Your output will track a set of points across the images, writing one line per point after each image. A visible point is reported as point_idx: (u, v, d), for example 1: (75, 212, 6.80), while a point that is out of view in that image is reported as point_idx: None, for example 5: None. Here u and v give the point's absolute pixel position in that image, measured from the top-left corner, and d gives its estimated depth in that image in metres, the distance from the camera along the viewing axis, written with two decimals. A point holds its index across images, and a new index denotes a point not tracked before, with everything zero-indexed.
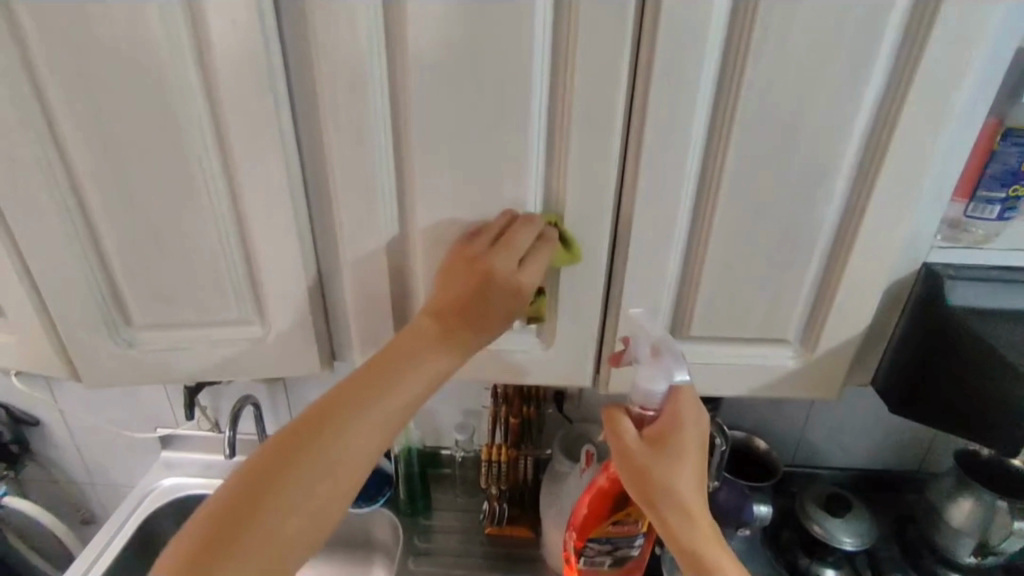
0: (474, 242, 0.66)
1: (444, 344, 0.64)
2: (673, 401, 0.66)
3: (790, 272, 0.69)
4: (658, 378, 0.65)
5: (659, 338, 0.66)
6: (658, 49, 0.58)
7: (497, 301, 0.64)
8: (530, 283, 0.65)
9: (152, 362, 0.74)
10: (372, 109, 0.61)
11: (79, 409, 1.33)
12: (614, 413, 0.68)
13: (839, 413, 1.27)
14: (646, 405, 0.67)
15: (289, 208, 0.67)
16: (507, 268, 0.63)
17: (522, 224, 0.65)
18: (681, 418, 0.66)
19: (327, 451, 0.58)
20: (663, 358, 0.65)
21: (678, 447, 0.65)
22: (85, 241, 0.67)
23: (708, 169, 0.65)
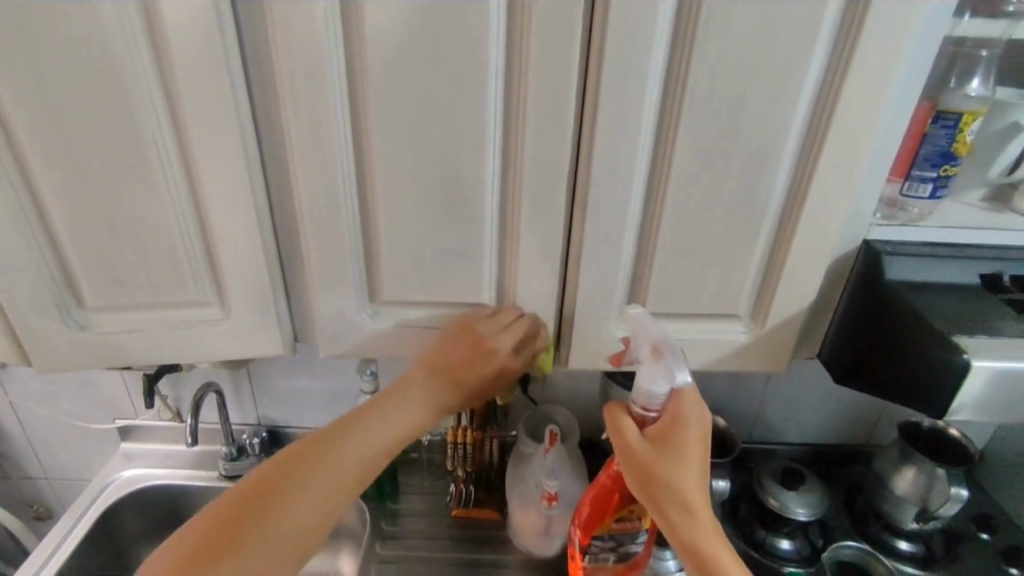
0: (480, 323, 0.74)
1: (427, 388, 0.76)
2: (676, 402, 0.69)
3: (740, 249, 0.72)
4: (660, 377, 0.66)
5: (660, 339, 0.66)
6: (610, 30, 0.59)
7: (496, 390, 0.79)
8: (521, 364, 0.76)
9: (106, 344, 0.73)
10: (329, 87, 0.61)
11: (32, 401, 1.29)
12: (616, 413, 0.71)
13: (793, 390, 1.32)
14: (648, 405, 0.69)
15: (246, 187, 0.66)
16: (502, 349, 0.73)
17: (519, 321, 0.74)
18: (684, 418, 0.68)
19: (311, 477, 0.70)
20: (665, 360, 0.66)
21: (682, 446, 0.68)
22: (32, 220, 0.65)
23: (660, 151, 0.67)
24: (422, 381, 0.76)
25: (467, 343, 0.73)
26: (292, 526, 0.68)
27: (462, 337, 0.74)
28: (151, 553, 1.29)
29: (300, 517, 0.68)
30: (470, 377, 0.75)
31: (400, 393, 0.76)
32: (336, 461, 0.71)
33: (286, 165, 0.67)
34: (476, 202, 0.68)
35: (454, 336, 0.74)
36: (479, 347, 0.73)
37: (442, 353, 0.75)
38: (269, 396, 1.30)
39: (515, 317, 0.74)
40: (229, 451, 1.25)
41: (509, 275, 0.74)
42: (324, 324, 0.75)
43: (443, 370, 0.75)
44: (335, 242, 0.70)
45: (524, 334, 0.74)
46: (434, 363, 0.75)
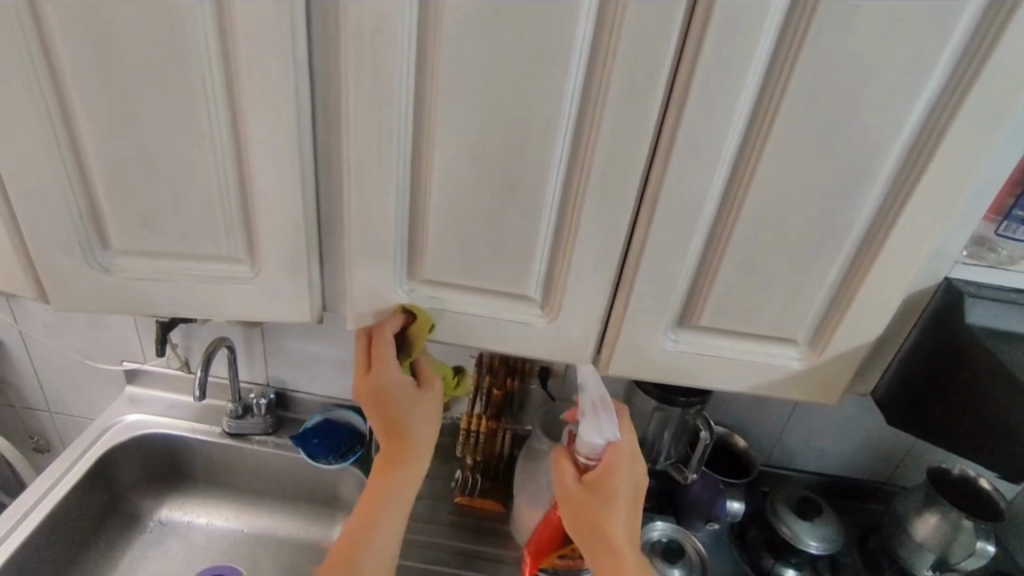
0: (363, 368, 0.74)
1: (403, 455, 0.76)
2: (610, 454, 0.71)
3: (812, 272, 0.66)
4: (598, 431, 0.70)
5: (598, 397, 0.70)
6: (714, 19, 0.53)
7: (414, 403, 0.75)
8: (395, 382, 0.73)
9: (128, 289, 0.69)
10: (397, 45, 0.56)
11: (42, 332, 1.26)
12: (560, 457, 0.74)
13: (821, 422, 1.25)
14: (585, 454, 0.72)
15: (294, 144, 0.61)
16: (393, 379, 0.73)
17: (383, 328, 0.72)
18: (618, 469, 0.71)
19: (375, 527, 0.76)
20: (598, 415, 0.70)
21: (612, 492, 0.70)
22: (65, 152, 0.61)
23: (746, 153, 0.60)
24: (381, 479, 0.77)
25: (363, 380, 0.73)
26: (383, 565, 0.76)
27: (361, 377, 0.74)
28: (146, 501, 1.27)
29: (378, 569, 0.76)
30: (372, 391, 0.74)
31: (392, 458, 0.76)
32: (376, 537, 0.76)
33: (338, 121, 0.61)
34: (538, 187, 0.63)
35: (365, 397, 0.73)
36: (397, 394, 0.74)
37: (375, 412, 0.75)
38: (281, 358, 1.27)
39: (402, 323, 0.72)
40: (235, 409, 1.25)
41: (560, 269, 0.69)
42: (357, 295, 0.71)
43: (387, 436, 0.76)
44: (378, 211, 0.65)
45: (384, 343, 0.72)
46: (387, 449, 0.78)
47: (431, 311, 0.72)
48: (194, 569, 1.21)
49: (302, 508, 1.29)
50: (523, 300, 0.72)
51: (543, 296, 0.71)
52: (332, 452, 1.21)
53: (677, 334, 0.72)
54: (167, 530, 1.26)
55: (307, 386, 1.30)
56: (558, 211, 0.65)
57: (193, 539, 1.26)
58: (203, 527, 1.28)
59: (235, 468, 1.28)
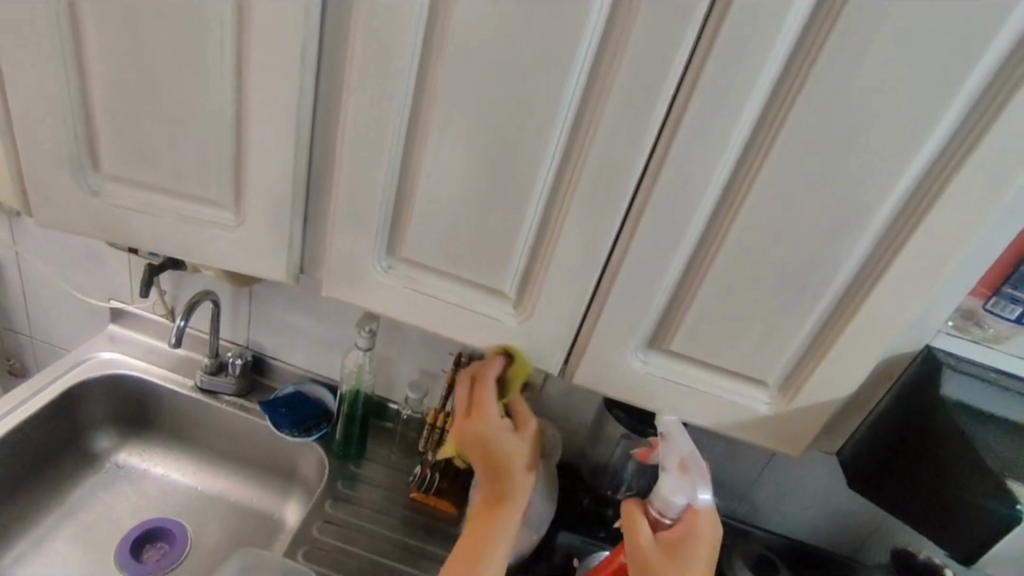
0: (467, 404, 0.81)
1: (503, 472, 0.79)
2: (691, 515, 0.69)
3: (789, 315, 0.65)
4: (680, 490, 0.69)
5: (687, 454, 0.70)
6: (720, 41, 0.53)
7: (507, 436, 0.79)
8: (493, 415, 0.79)
9: (111, 215, 0.69)
10: (408, 17, 0.56)
11: (36, 257, 1.27)
12: (633, 510, 0.72)
13: (798, 487, 1.17)
14: (664, 511, 0.70)
15: (293, 100, 0.61)
16: (487, 418, 0.78)
17: (490, 363, 0.80)
18: (697, 532, 0.68)
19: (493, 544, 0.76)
20: (688, 473, 0.69)
21: (691, 557, 0.67)
22: (72, 70, 0.62)
23: (739, 177, 0.59)
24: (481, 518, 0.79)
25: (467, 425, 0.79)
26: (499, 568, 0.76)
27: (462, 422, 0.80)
28: (106, 441, 1.26)
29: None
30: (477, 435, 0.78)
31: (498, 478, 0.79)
32: (490, 561, 0.75)
33: (341, 80, 0.61)
34: (527, 182, 0.63)
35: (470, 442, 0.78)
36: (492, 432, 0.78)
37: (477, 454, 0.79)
38: (263, 322, 1.27)
39: (501, 366, 0.80)
40: (209, 365, 1.24)
41: (538, 269, 0.68)
42: (335, 260, 0.71)
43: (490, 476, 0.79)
44: (367, 180, 0.65)
45: (486, 385, 0.80)
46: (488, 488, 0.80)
47: (405, 291, 0.72)
48: (140, 517, 1.20)
49: (259, 476, 1.28)
50: (498, 295, 0.71)
51: (519, 294, 0.71)
52: (295, 424, 1.21)
53: (646, 355, 0.71)
54: (122, 474, 1.26)
55: (285, 355, 1.30)
56: (545, 207, 0.64)
57: (145, 488, 1.25)
58: (157, 478, 1.27)
59: (200, 423, 1.27)
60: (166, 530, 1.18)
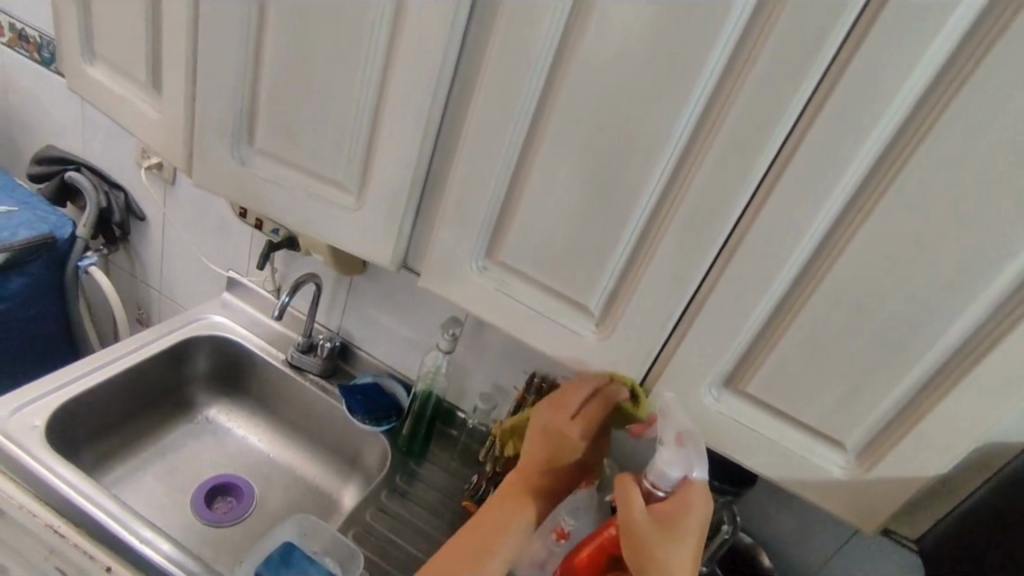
0: (568, 401, 0.81)
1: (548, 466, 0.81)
2: (685, 489, 0.71)
3: (877, 377, 0.63)
4: (677, 461, 0.71)
5: (682, 428, 0.71)
6: (839, 88, 0.53)
7: (568, 440, 0.81)
8: (579, 426, 0.79)
9: (252, 184, 0.78)
10: (542, 37, 0.61)
11: (178, 221, 1.44)
12: (626, 480, 0.73)
13: None
14: (659, 483, 0.73)
15: (426, 102, 0.67)
16: (565, 420, 0.80)
17: (610, 384, 0.74)
18: (689, 505, 0.70)
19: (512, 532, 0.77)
20: (683, 446, 0.71)
21: (682, 528, 0.69)
22: (250, 56, 0.72)
23: (839, 230, 0.59)
24: (512, 497, 0.80)
25: (554, 418, 0.81)
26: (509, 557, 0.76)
27: (556, 417, 0.81)
28: (202, 396, 1.39)
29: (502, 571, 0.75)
30: (559, 432, 0.81)
31: (547, 475, 0.81)
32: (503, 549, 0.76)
33: (469, 93, 0.67)
34: (627, 203, 0.65)
35: (545, 430, 0.81)
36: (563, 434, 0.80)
37: (543, 444, 0.82)
38: (356, 313, 1.35)
39: (625, 396, 0.73)
40: (302, 343, 1.34)
41: (625, 290, 0.70)
42: (436, 254, 0.76)
43: (540, 465, 0.82)
44: (478, 183, 0.70)
45: (595, 397, 0.77)
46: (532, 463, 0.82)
47: (493, 293, 0.75)
48: (218, 470, 1.30)
49: (326, 456, 1.35)
50: (580, 310, 0.73)
51: (601, 313, 0.72)
52: (366, 412, 1.26)
53: (719, 394, 0.71)
54: (210, 427, 1.37)
55: (371, 348, 1.38)
56: (639, 235, 0.67)
57: (227, 444, 1.35)
58: (237, 438, 1.37)
59: (284, 397, 1.37)
60: (236, 486, 1.26)
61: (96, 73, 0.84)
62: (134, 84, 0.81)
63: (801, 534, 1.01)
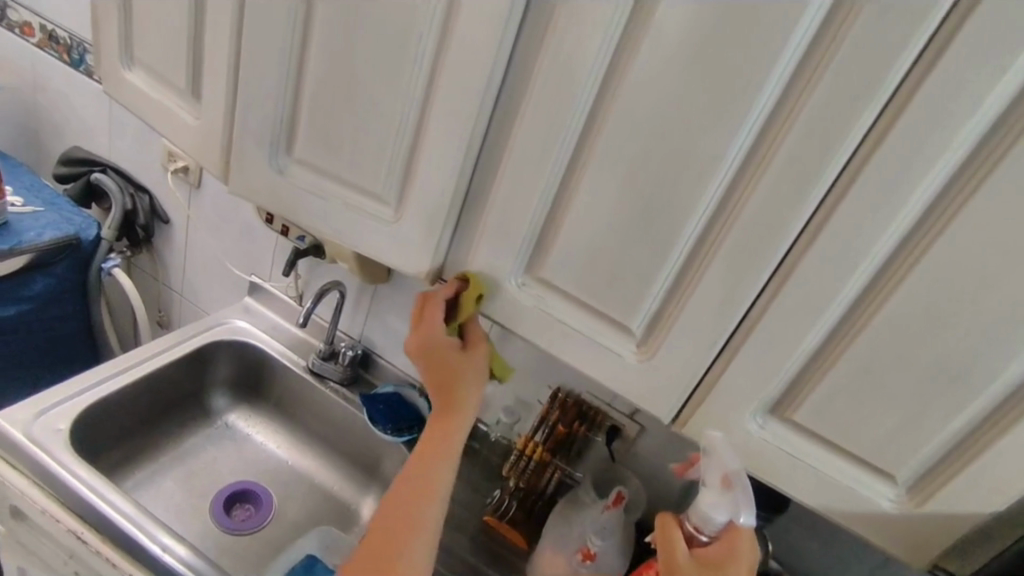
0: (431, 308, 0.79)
1: (446, 401, 0.80)
2: (732, 533, 0.70)
3: (934, 408, 0.60)
4: (721, 506, 0.69)
5: (730, 470, 0.67)
6: (909, 111, 0.51)
7: (462, 366, 0.80)
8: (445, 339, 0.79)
9: (289, 194, 0.77)
10: (595, 53, 0.59)
11: (202, 224, 1.44)
12: (667, 522, 0.73)
13: None
14: (702, 528, 0.71)
15: (472, 115, 0.66)
16: (440, 334, 0.79)
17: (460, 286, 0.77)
18: (737, 550, 0.69)
19: (431, 479, 0.75)
20: (732, 490, 0.67)
21: (730, 574, 0.68)
22: (293, 64, 0.71)
23: (900, 257, 0.57)
24: (433, 441, 0.78)
25: (414, 336, 0.80)
26: (435, 504, 0.74)
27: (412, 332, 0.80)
28: (222, 401, 1.38)
29: (437, 518, 0.74)
30: (426, 347, 0.79)
31: (451, 407, 0.80)
32: (428, 501, 0.74)
33: (516, 107, 0.66)
34: (677, 223, 0.63)
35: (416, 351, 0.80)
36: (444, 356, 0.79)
37: (428, 370, 0.81)
38: (379, 321, 1.34)
39: (455, 290, 0.77)
40: (324, 350, 1.33)
41: (670, 312, 0.68)
42: (475, 270, 0.74)
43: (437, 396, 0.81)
44: (522, 198, 0.68)
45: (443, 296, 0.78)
46: (438, 405, 0.81)
47: (533, 310, 0.73)
48: (237, 476, 1.29)
49: (344, 466, 1.34)
50: (622, 330, 0.71)
51: (644, 335, 0.70)
52: (389, 423, 1.24)
53: (764, 421, 0.69)
54: (228, 433, 1.36)
55: (392, 356, 1.37)
56: (687, 256, 0.65)
57: (245, 450, 1.34)
58: (257, 444, 1.36)
59: (305, 404, 1.36)
60: (255, 494, 1.25)
61: (134, 78, 0.83)
62: (173, 91, 0.80)
63: (834, 562, 0.99)
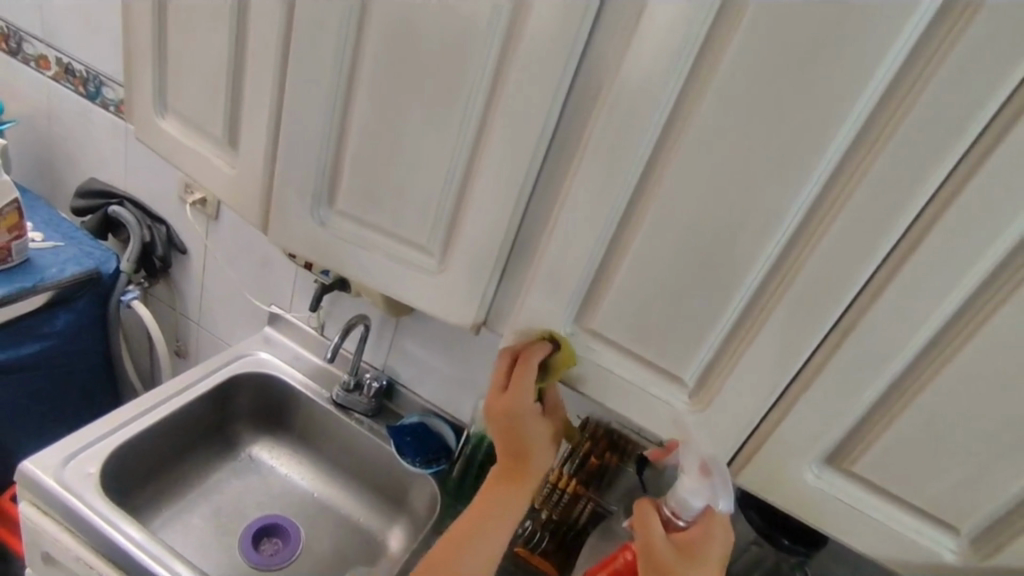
0: (500, 370, 0.78)
1: (515, 454, 0.80)
2: (708, 518, 0.71)
3: (999, 462, 0.60)
4: (699, 491, 0.69)
5: (707, 458, 0.69)
6: (981, 174, 0.50)
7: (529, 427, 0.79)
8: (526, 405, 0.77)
9: (331, 245, 0.77)
10: (652, 111, 0.58)
11: (221, 255, 1.42)
12: (646, 508, 0.73)
13: None
14: (679, 512, 0.72)
15: (522, 170, 0.65)
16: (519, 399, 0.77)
17: (538, 348, 0.74)
18: (713, 534, 0.69)
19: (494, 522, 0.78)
20: (709, 476, 0.69)
21: (705, 557, 0.68)
22: (336, 118, 0.70)
23: (966, 314, 0.56)
24: (499, 487, 0.80)
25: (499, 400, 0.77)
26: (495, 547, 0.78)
27: (497, 397, 0.78)
28: (246, 433, 1.37)
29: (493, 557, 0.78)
30: (505, 411, 0.77)
31: (518, 458, 0.80)
32: (487, 540, 0.78)
33: (566, 161, 0.65)
34: (733, 278, 0.62)
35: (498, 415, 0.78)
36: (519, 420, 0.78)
37: (502, 430, 0.80)
38: (403, 351, 1.34)
39: (546, 353, 0.74)
40: (349, 381, 1.32)
41: (724, 365, 0.67)
42: (522, 320, 0.74)
43: (511, 452, 0.81)
44: (573, 252, 0.67)
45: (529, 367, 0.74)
46: (507, 455, 0.81)
47: (583, 360, 0.73)
48: (263, 511, 1.27)
49: (370, 496, 1.33)
50: (673, 380, 0.71)
51: (696, 386, 0.70)
52: (418, 455, 1.23)
53: (821, 471, 0.68)
54: (252, 466, 1.35)
55: (416, 386, 1.36)
56: (743, 310, 0.64)
57: (270, 483, 1.33)
58: (281, 476, 1.35)
59: (330, 435, 1.34)
60: (281, 527, 1.23)
61: (168, 127, 0.83)
62: (209, 141, 0.80)
63: None
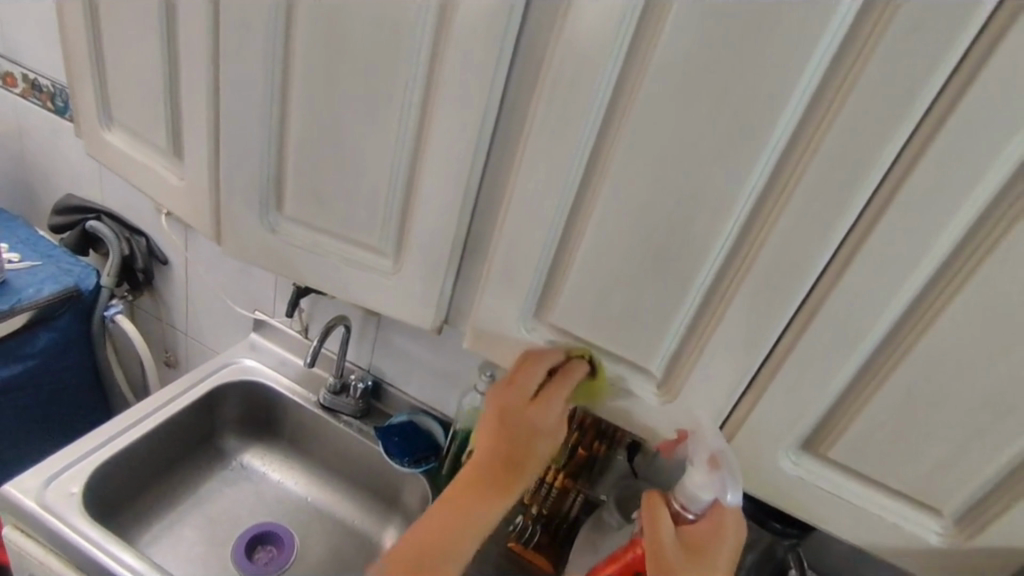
0: (526, 377, 0.69)
1: (506, 457, 0.69)
2: (718, 512, 0.69)
3: (978, 442, 0.57)
4: (709, 485, 0.68)
5: (718, 449, 0.66)
6: (939, 141, 0.47)
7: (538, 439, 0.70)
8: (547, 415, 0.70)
9: (284, 250, 0.75)
10: (592, 94, 0.55)
11: (201, 264, 1.41)
12: (655, 500, 0.72)
13: None
14: (688, 506, 0.71)
15: (466, 164, 0.62)
16: (547, 411, 0.70)
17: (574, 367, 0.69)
18: (724, 528, 0.68)
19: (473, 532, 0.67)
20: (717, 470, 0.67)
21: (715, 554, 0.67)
22: (275, 121, 0.67)
23: (935, 289, 0.53)
24: (492, 489, 0.68)
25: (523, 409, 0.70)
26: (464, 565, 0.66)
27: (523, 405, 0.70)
28: (236, 442, 1.36)
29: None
30: (521, 418, 0.70)
31: (515, 460, 0.70)
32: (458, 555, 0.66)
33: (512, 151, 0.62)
34: (690, 264, 0.59)
35: (508, 415, 0.70)
36: (530, 427, 0.70)
37: (502, 430, 0.70)
38: (387, 351, 1.32)
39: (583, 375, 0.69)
40: (335, 384, 1.30)
41: (690, 353, 0.65)
42: (483, 317, 0.72)
43: (508, 455, 0.70)
44: (526, 245, 0.65)
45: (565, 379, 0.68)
46: (494, 457, 0.70)
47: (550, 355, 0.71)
48: (257, 517, 1.27)
49: (363, 498, 1.32)
50: (642, 370, 0.68)
51: (665, 376, 0.68)
52: (406, 454, 1.21)
53: (798, 458, 0.66)
54: (244, 473, 1.34)
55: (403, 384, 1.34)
56: (704, 296, 0.61)
57: (263, 490, 1.32)
58: (274, 483, 1.34)
59: (319, 439, 1.33)
60: (274, 534, 1.23)
61: (115, 139, 0.81)
62: (154, 151, 0.78)
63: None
